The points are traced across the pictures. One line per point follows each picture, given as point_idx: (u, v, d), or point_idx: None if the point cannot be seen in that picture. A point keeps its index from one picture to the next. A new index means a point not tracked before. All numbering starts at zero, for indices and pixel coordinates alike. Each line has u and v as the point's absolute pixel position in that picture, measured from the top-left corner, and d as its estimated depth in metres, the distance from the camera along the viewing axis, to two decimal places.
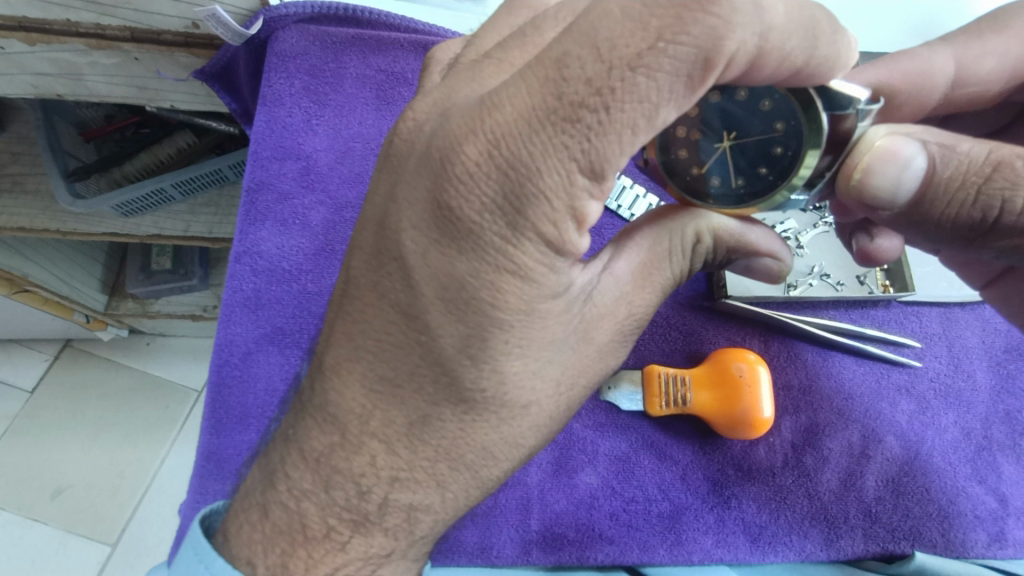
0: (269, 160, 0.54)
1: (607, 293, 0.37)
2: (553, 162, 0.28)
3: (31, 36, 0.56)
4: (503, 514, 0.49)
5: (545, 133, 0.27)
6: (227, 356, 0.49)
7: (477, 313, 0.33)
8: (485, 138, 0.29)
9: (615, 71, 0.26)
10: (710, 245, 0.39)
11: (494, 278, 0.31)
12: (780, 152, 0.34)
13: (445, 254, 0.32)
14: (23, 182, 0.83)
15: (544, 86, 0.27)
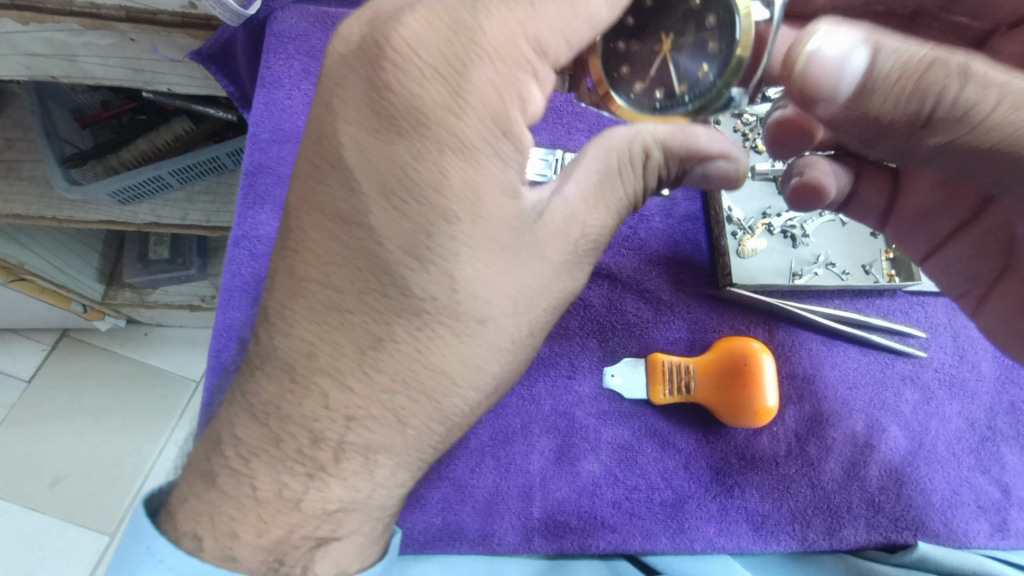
0: (268, 142, 0.53)
1: (564, 217, 0.38)
2: (493, 35, 0.34)
3: (24, 15, 0.54)
4: (504, 502, 0.48)
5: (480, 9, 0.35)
6: (227, 341, 0.48)
7: (421, 203, 0.35)
8: (427, 18, 0.35)
9: None
10: (660, 159, 0.38)
11: (438, 156, 0.35)
12: (714, 47, 0.34)
13: (385, 141, 0.36)
14: (18, 168, 0.82)
15: None
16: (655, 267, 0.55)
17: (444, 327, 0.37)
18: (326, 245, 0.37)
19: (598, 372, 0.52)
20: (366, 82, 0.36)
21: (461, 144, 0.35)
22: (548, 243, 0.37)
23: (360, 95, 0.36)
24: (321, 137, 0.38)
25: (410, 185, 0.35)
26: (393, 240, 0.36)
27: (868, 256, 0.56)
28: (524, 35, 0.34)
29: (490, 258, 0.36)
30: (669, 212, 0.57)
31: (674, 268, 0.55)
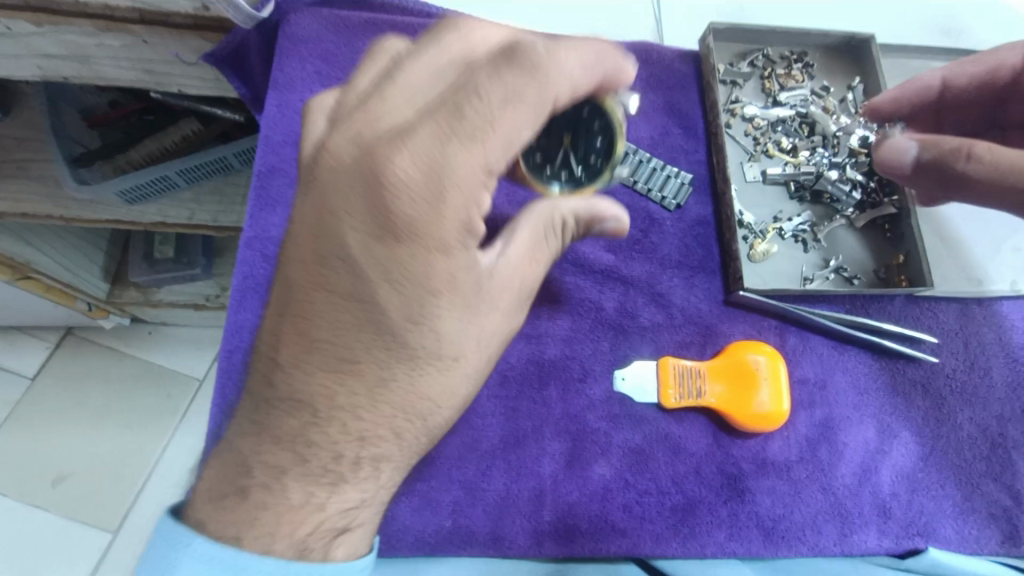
0: (281, 145, 0.53)
1: (504, 279, 0.41)
2: (456, 149, 0.36)
3: (38, 16, 0.55)
4: (515, 505, 0.48)
5: (454, 135, 0.36)
6: (239, 342, 0.48)
7: (416, 292, 0.38)
8: (410, 153, 0.36)
9: (482, 125, 0.36)
10: (572, 226, 0.43)
11: (424, 257, 0.38)
12: (593, 159, 0.45)
13: (386, 246, 0.37)
14: (27, 167, 0.80)
15: (442, 130, 0.36)
16: (666, 272, 0.55)
17: (427, 364, 0.40)
18: (333, 314, 0.39)
19: (609, 376, 0.52)
20: (364, 195, 0.37)
21: (443, 246, 0.38)
22: (500, 300, 0.42)
23: (361, 206, 0.37)
24: (321, 227, 0.39)
25: (406, 271, 0.38)
26: (394, 306, 0.39)
27: (879, 261, 0.57)
28: (483, 147, 0.36)
29: (456, 314, 0.40)
30: (680, 216, 0.57)
31: (686, 273, 0.55)
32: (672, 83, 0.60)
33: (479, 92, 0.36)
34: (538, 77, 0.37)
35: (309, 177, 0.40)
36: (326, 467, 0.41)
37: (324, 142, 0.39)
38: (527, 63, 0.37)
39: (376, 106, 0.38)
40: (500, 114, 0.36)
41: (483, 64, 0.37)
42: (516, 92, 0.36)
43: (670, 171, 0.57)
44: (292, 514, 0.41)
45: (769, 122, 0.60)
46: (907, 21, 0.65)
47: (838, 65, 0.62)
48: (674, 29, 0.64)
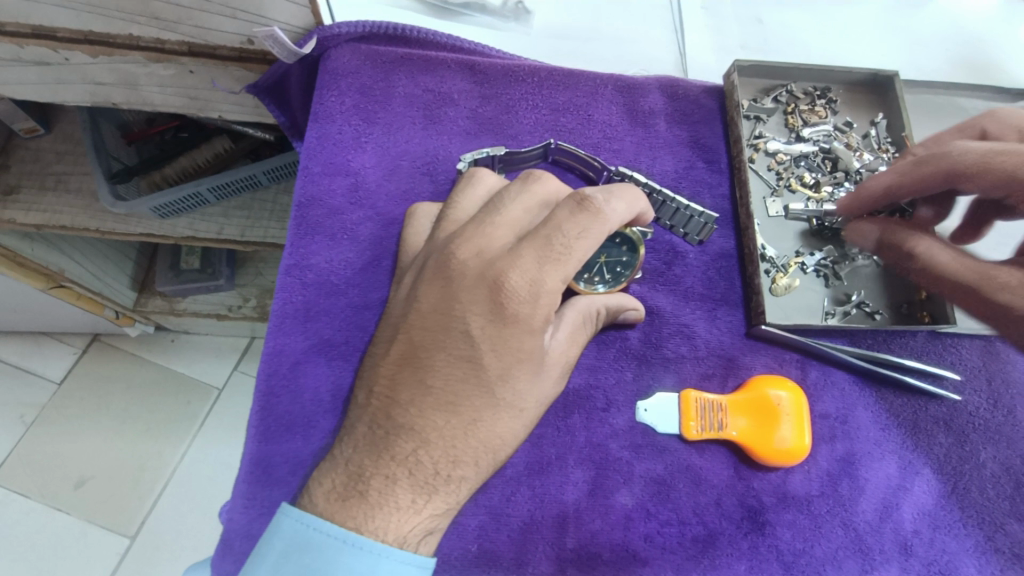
0: (319, 175, 0.56)
1: (559, 355, 0.47)
2: (552, 272, 0.42)
3: (94, 48, 0.58)
4: (539, 531, 0.49)
5: (543, 250, 0.42)
6: (277, 365, 0.50)
7: (502, 359, 0.42)
8: (509, 258, 0.42)
9: (558, 246, 0.42)
10: (603, 318, 0.51)
11: (514, 332, 0.42)
12: (620, 269, 0.54)
13: (491, 325, 0.42)
14: (65, 181, 0.84)
15: (533, 246, 0.42)
16: (689, 304, 0.56)
17: (504, 410, 0.43)
18: (446, 369, 0.43)
19: (632, 406, 0.53)
20: (487, 297, 0.42)
21: (530, 324, 0.42)
22: (555, 371, 0.46)
23: (484, 305, 0.42)
24: (443, 312, 0.44)
25: (505, 344, 0.42)
26: (494, 367, 0.42)
27: (900, 296, 0.57)
28: (567, 266, 0.42)
29: (526, 381, 0.43)
30: (703, 249, 0.58)
31: (710, 305, 0.56)
32: (697, 118, 0.62)
33: (560, 230, 0.42)
34: (601, 218, 0.43)
35: (436, 273, 0.45)
36: (425, 478, 0.42)
37: (452, 248, 0.45)
38: (593, 208, 0.43)
39: (487, 229, 0.44)
40: (579, 245, 0.42)
41: (562, 205, 0.43)
42: (585, 229, 0.42)
43: (695, 211, 0.57)
44: (390, 515, 0.41)
45: (792, 158, 0.61)
46: (930, 59, 0.67)
47: (861, 101, 0.63)
48: (699, 63, 0.66)
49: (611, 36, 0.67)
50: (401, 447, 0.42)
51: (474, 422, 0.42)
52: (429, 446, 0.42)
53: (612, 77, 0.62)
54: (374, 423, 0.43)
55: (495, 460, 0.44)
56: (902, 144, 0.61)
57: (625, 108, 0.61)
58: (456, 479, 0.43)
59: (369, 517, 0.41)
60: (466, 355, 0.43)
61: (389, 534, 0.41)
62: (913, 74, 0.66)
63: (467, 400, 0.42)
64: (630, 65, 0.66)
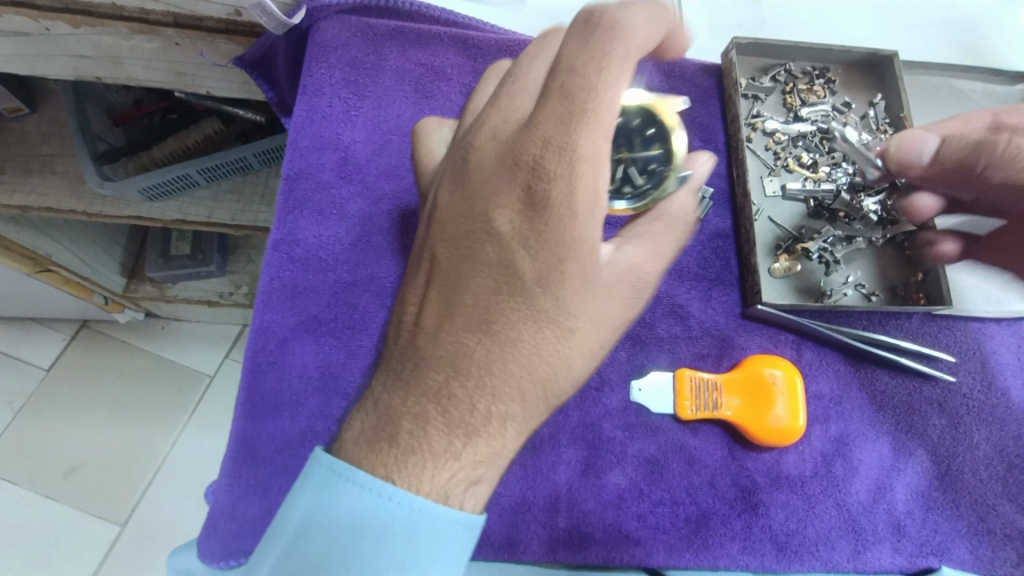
0: (308, 150, 0.54)
1: (627, 271, 0.39)
2: (579, 131, 0.35)
3: (76, 19, 0.56)
4: (530, 511, 0.49)
5: (564, 102, 0.35)
6: (264, 343, 0.49)
7: (545, 255, 0.37)
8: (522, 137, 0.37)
9: (590, 93, 0.35)
10: (678, 214, 0.42)
11: (560, 221, 0.37)
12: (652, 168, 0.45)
13: (527, 219, 0.37)
14: (51, 162, 0.82)
15: (553, 99, 0.36)
16: (684, 284, 0.55)
17: (546, 324, 0.38)
18: (476, 282, 0.39)
19: (625, 386, 0.52)
20: (514, 182, 0.37)
21: (576, 213, 0.36)
22: (619, 288, 0.39)
23: (512, 193, 0.37)
24: (467, 211, 0.39)
25: (544, 238, 0.37)
26: (530, 271, 0.38)
27: (897, 279, 0.57)
28: (597, 112, 0.35)
29: (570, 286, 0.38)
30: (699, 228, 0.57)
31: (707, 285, 0.55)
32: (694, 96, 0.61)
33: (576, 69, 0.35)
34: (620, 40, 0.35)
35: (455, 174, 0.40)
36: (460, 417, 0.38)
37: (467, 139, 0.40)
38: (603, 28, 0.36)
39: (502, 108, 0.39)
40: (600, 93, 0.35)
41: (569, 39, 0.36)
42: (602, 60, 0.35)
43: (693, 187, 0.56)
44: (425, 462, 0.38)
45: (790, 137, 0.60)
46: (928, 38, 0.66)
47: (859, 82, 0.62)
48: (696, 41, 0.65)
49: None
50: (432, 380, 0.39)
51: (512, 341, 0.38)
52: (461, 376, 0.39)
53: None
54: (402, 356, 0.41)
55: (544, 393, 0.39)
56: (900, 125, 0.60)
57: None
58: (496, 415, 0.39)
59: (401, 466, 0.38)
60: (498, 261, 0.38)
61: (428, 486, 0.38)
62: (910, 53, 0.65)
63: (500, 315, 0.38)
64: None
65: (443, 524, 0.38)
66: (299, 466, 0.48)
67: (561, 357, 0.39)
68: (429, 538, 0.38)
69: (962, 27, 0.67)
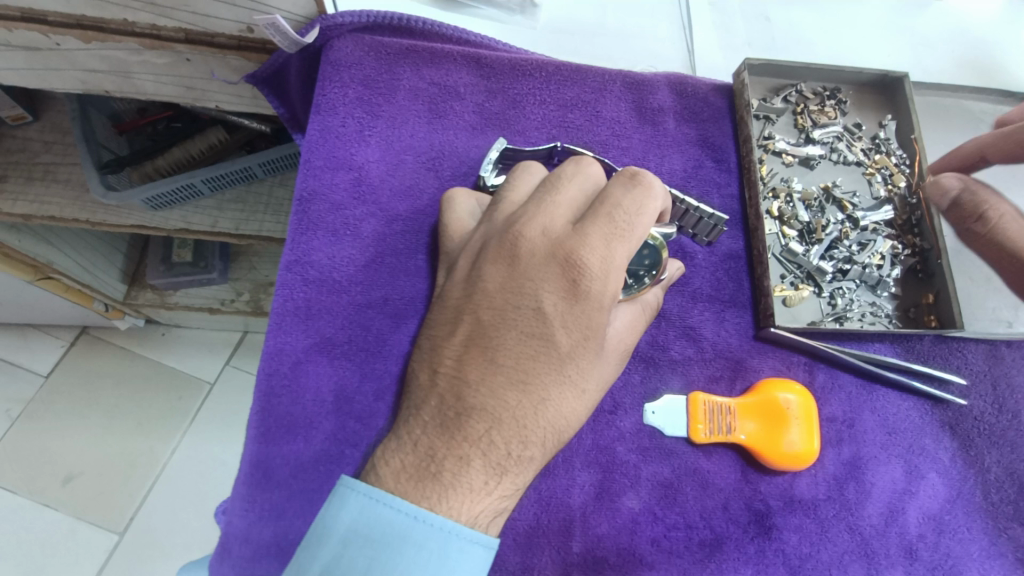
0: (321, 169, 0.54)
1: (618, 343, 0.47)
2: (618, 249, 0.42)
3: (87, 33, 0.56)
4: (545, 535, 0.48)
5: (608, 228, 0.42)
6: (278, 365, 0.49)
7: (578, 339, 0.42)
8: (567, 239, 0.43)
9: (628, 224, 0.43)
10: (651, 300, 0.50)
11: (591, 312, 0.42)
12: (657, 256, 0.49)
13: (561, 305, 0.42)
14: (54, 171, 0.82)
15: (598, 223, 0.43)
16: (697, 305, 0.55)
17: (569, 387, 0.43)
18: (517, 346, 0.42)
19: (639, 408, 0.52)
20: (559, 274, 0.43)
21: (602, 305, 0.43)
22: (613, 357, 0.46)
23: (557, 282, 0.42)
24: (511, 290, 0.43)
25: (577, 319, 0.42)
26: (565, 344, 0.42)
27: (908, 300, 0.57)
28: (633, 245, 0.43)
29: (592, 360, 0.43)
30: (711, 250, 0.57)
31: (720, 307, 0.56)
32: (706, 116, 0.61)
33: (620, 207, 0.43)
34: (653, 192, 0.44)
35: (501, 253, 0.45)
36: (498, 459, 0.41)
37: (517, 227, 0.44)
38: (644, 182, 0.44)
39: (549, 207, 0.44)
40: (640, 220, 0.43)
41: (614, 183, 0.44)
42: (641, 204, 0.43)
43: (706, 212, 0.55)
44: (463, 496, 0.40)
45: (801, 159, 0.60)
46: (937, 59, 0.66)
47: (870, 102, 0.62)
48: (707, 60, 0.65)
49: (618, 28, 0.65)
50: (473, 427, 0.41)
51: (543, 400, 0.42)
52: (501, 426, 0.41)
53: (620, 73, 0.61)
54: (442, 403, 0.42)
55: (559, 440, 0.43)
56: (909, 147, 0.60)
57: (634, 105, 0.60)
58: (524, 460, 0.42)
59: (442, 498, 0.40)
60: (536, 333, 0.42)
61: (462, 515, 0.40)
62: (918, 73, 0.65)
63: (537, 375, 0.42)
64: (637, 60, 0.65)
65: (465, 545, 0.39)
66: (312, 490, 0.47)
67: (578, 414, 0.44)
68: (452, 561, 0.39)
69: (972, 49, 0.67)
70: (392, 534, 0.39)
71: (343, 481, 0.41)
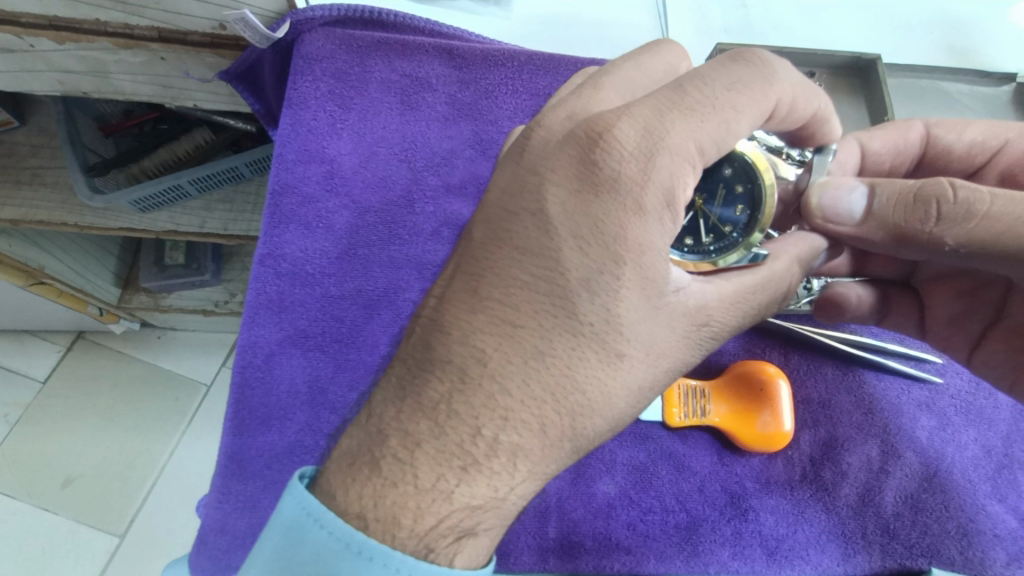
0: (294, 163, 0.55)
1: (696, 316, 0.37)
2: (676, 121, 0.34)
3: (60, 34, 0.55)
4: (521, 521, 0.49)
5: (674, 108, 0.35)
6: (251, 358, 0.49)
7: (601, 239, 0.35)
8: (638, 121, 0.34)
9: (691, 105, 0.35)
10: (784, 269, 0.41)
11: (618, 214, 0.34)
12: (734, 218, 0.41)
13: (581, 200, 0.35)
14: (42, 175, 0.82)
15: (657, 104, 0.35)
16: None
17: (588, 343, 0.35)
18: (500, 298, 0.36)
19: None
20: (574, 160, 0.36)
21: (639, 209, 0.34)
22: (672, 319, 0.37)
23: (569, 169, 0.36)
24: (511, 194, 0.37)
25: (600, 229, 0.35)
26: (575, 269, 0.35)
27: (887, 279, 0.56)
28: (707, 131, 0.35)
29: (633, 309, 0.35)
30: None
31: None
32: None
33: (702, 77, 0.35)
34: (755, 70, 0.36)
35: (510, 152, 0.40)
36: (449, 441, 0.35)
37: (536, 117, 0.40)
38: (753, 61, 0.37)
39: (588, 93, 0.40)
40: (721, 98, 0.35)
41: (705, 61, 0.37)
42: (736, 82, 0.35)
43: None
44: (397, 491, 0.35)
45: None
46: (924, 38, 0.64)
47: (842, 86, 0.62)
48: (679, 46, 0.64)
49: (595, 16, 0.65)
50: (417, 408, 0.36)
51: (533, 351, 0.35)
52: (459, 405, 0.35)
53: (592, 61, 0.59)
54: None
55: None
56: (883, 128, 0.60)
57: None
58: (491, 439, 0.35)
59: None
60: (514, 253, 0.36)
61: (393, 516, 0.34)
62: (911, 59, 0.63)
63: (529, 319, 0.35)
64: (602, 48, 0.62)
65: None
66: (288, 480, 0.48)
67: (634, 376, 0.36)
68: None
69: (965, 28, 0.64)
70: (331, 558, 0.34)
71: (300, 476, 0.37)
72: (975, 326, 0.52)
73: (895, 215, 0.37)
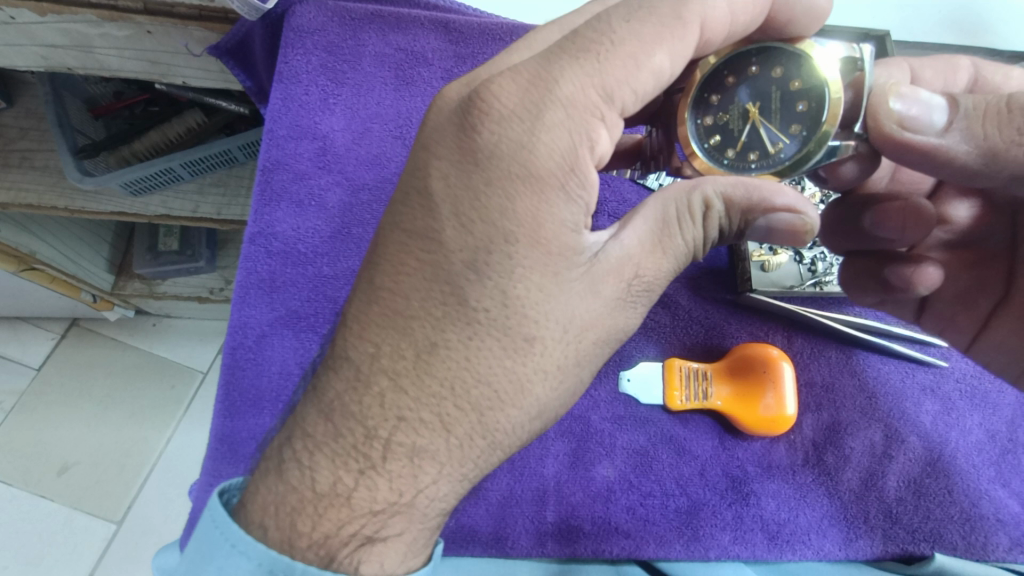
0: (285, 139, 0.53)
1: (618, 267, 0.36)
2: (572, 71, 0.34)
3: (41, 5, 0.53)
4: (518, 505, 0.48)
5: (567, 58, 0.34)
6: (241, 339, 0.48)
7: (484, 222, 0.35)
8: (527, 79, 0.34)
9: (595, 49, 0.34)
10: (722, 211, 0.35)
11: (507, 184, 0.34)
12: (796, 126, 0.36)
13: (470, 174, 0.35)
14: (31, 157, 0.80)
15: (543, 60, 0.35)
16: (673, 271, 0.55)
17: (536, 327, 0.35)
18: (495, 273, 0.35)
19: (614, 376, 0.52)
20: (455, 137, 0.36)
21: (532, 176, 0.34)
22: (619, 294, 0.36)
23: (451, 144, 0.36)
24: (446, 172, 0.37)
25: (508, 211, 0.34)
26: (459, 246, 0.35)
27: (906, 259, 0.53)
28: (600, 73, 0.34)
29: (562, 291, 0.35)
30: None
31: (692, 274, 0.55)
32: None
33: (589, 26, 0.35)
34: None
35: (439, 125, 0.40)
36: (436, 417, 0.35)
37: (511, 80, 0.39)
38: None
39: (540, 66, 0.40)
40: (612, 36, 0.34)
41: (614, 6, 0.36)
42: (636, 19, 0.35)
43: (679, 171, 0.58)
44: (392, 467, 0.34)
45: None
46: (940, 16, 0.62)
47: None
48: None
49: None
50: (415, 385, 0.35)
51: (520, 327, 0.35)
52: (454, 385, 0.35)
53: None
54: None
55: None
56: None
57: None
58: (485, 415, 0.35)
59: None
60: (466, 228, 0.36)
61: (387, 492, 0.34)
62: (925, 38, 0.62)
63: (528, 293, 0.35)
64: None
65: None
66: None
67: (556, 356, 0.36)
68: None
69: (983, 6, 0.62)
70: None
71: (220, 493, 0.37)
72: (984, 306, 0.49)
73: (985, 131, 0.34)
